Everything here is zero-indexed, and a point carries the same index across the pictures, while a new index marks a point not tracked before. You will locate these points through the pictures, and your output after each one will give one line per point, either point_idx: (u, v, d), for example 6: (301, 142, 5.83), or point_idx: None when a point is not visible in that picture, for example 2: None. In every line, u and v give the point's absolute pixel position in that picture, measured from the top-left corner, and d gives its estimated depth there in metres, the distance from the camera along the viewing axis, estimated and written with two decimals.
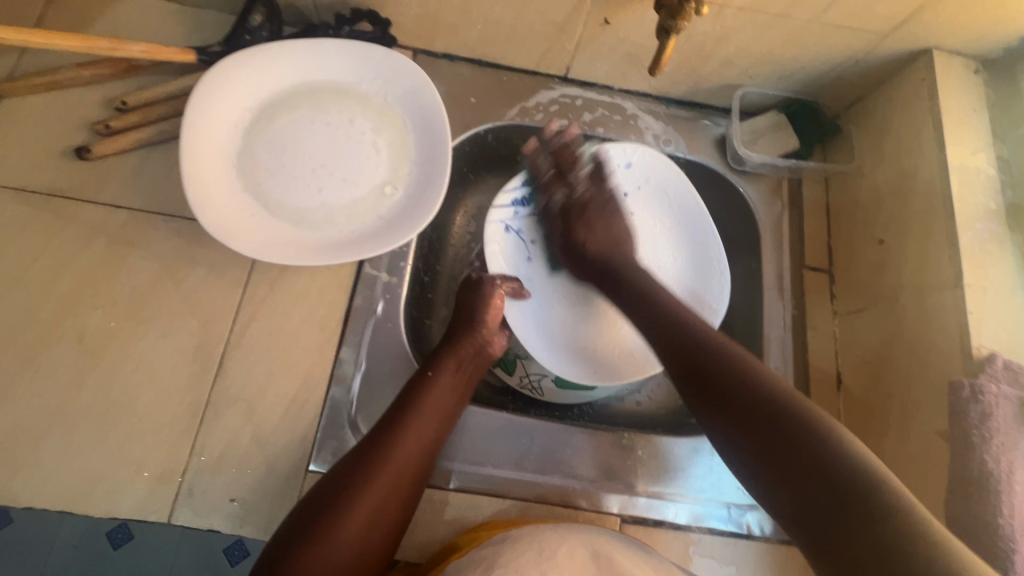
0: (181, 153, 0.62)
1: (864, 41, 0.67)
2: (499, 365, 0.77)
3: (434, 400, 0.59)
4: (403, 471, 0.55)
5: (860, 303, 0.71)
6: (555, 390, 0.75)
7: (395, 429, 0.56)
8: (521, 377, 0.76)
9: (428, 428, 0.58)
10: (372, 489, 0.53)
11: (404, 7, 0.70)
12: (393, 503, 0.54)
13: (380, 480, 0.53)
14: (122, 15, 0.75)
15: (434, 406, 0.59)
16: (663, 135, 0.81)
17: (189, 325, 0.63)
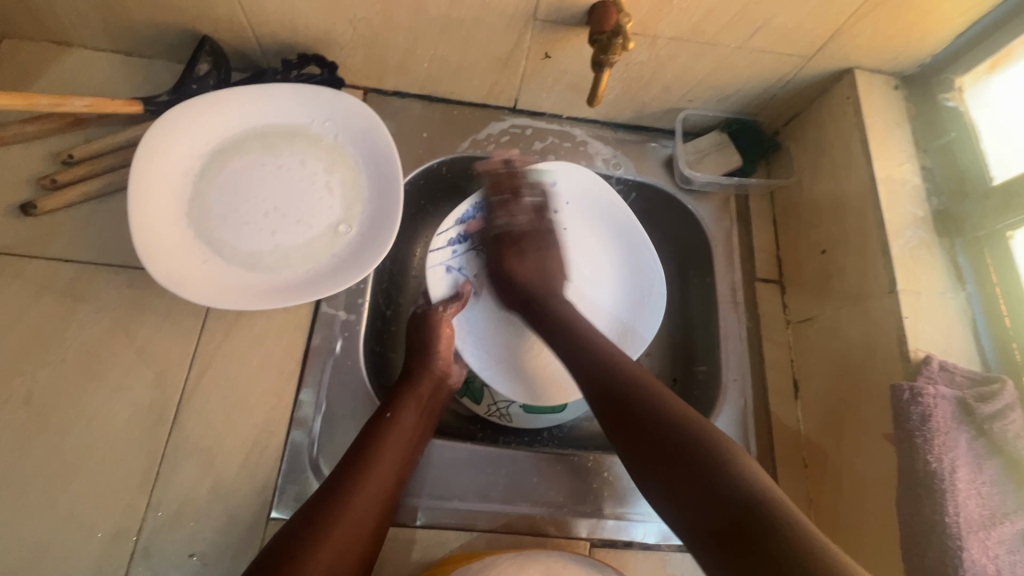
0: (128, 205, 0.62)
1: (790, 64, 0.71)
2: (466, 396, 0.79)
3: (399, 439, 0.60)
4: (370, 511, 0.54)
5: (809, 312, 0.74)
6: (522, 415, 0.78)
7: (362, 470, 0.56)
8: (489, 406, 0.79)
9: (395, 468, 0.58)
10: (340, 533, 0.51)
11: (351, 50, 0.72)
12: (357, 545, 0.52)
13: (347, 521, 0.52)
14: (67, 68, 0.75)
15: (401, 444, 0.60)
16: (613, 159, 0.83)
17: (143, 378, 0.62)
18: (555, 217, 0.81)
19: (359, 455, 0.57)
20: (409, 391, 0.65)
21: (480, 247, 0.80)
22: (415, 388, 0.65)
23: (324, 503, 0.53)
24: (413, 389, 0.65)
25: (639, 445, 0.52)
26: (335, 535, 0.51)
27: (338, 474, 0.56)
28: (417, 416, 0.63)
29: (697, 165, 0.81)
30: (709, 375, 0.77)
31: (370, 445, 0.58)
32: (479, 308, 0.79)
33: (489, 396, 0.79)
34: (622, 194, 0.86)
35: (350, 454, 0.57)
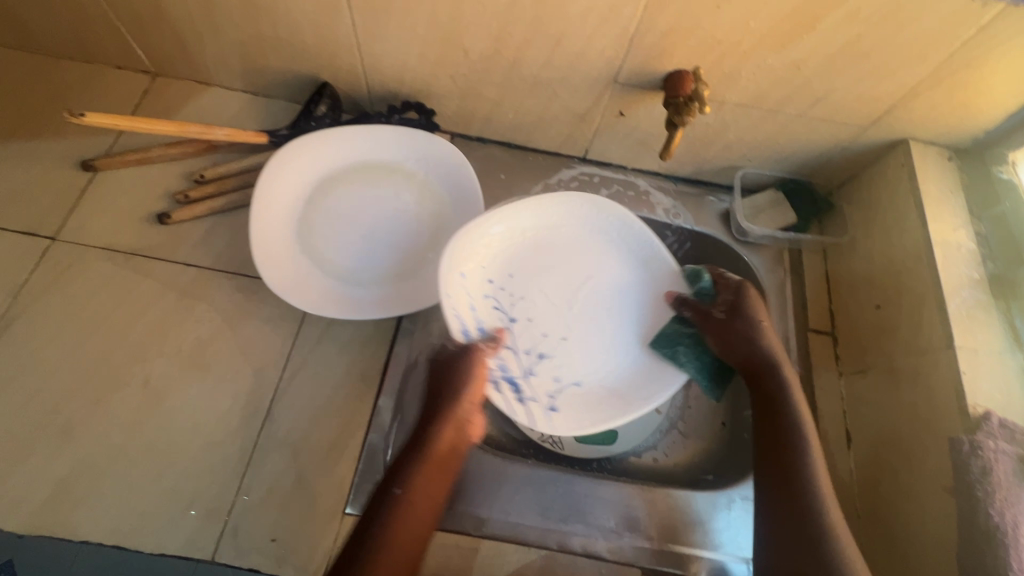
0: (250, 219, 0.71)
1: (847, 132, 0.76)
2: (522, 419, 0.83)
3: (419, 509, 0.56)
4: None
5: (864, 364, 0.76)
6: (575, 443, 0.83)
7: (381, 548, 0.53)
8: (544, 432, 0.83)
9: (415, 536, 0.55)
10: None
11: (446, 99, 0.82)
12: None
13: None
14: (203, 103, 0.87)
15: (421, 517, 0.56)
16: (673, 209, 0.90)
17: (244, 373, 0.69)
18: (494, 287, 0.74)
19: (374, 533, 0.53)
20: (429, 453, 0.59)
21: (524, 373, 0.71)
22: (431, 452, 0.59)
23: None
24: (428, 452, 0.59)
25: (776, 481, 0.62)
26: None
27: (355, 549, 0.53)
28: (432, 482, 0.58)
29: (753, 219, 0.86)
30: None
31: (393, 525, 0.54)
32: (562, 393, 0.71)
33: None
34: (677, 244, 0.91)
35: (365, 528, 0.54)
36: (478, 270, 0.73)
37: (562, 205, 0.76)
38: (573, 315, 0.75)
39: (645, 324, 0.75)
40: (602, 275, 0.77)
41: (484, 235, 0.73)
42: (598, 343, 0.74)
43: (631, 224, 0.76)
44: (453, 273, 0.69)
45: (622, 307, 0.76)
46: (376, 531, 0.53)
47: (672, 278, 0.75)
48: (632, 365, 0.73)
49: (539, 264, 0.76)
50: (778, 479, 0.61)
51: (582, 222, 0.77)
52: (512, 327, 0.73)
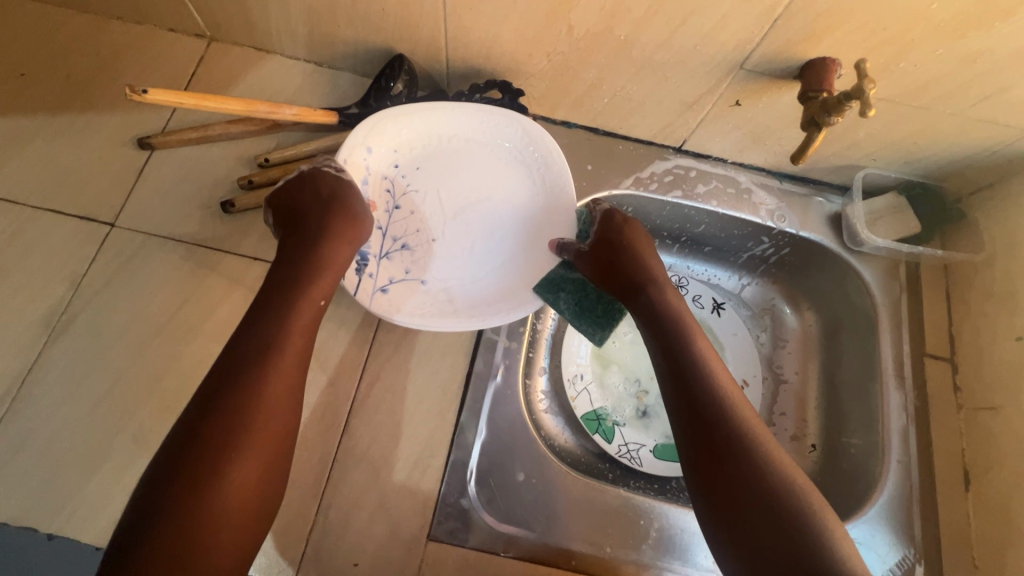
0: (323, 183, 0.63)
1: (1005, 134, 0.66)
2: (599, 433, 0.79)
3: (279, 384, 0.48)
4: (254, 482, 0.45)
5: (992, 400, 0.68)
6: (654, 461, 0.79)
7: (233, 432, 0.45)
8: (620, 447, 0.80)
9: (277, 425, 0.47)
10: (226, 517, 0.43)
11: (536, 79, 0.72)
12: (241, 526, 0.44)
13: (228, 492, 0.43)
14: (263, 73, 0.79)
15: (269, 398, 0.47)
16: (776, 211, 0.80)
17: (319, 381, 0.65)
18: (395, 172, 0.70)
19: (221, 406, 0.45)
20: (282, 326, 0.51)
21: (379, 254, 0.66)
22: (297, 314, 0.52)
23: (194, 463, 0.43)
24: (288, 315, 0.52)
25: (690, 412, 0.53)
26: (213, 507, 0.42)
27: (200, 427, 0.45)
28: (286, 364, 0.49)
29: (872, 227, 0.77)
30: (865, 450, 0.72)
31: (239, 394, 0.46)
32: (412, 290, 0.65)
33: (621, 437, 0.80)
34: (777, 246, 0.83)
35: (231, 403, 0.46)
36: (386, 153, 0.70)
37: (492, 115, 0.72)
38: (453, 217, 0.70)
39: (531, 265, 0.68)
40: (510, 194, 0.71)
41: (413, 124, 0.71)
42: (469, 261, 0.68)
43: (550, 154, 0.71)
44: (357, 147, 0.67)
45: (502, 232, 0.70)
46: (215, 411, 0.45)
47: (566, 218, 0.70)
48: (493, 288, 0.67)
49: (464, 167, 0.72)
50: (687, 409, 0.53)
51: (515, 146, 0.73)
52: (392, 211, 0.69)
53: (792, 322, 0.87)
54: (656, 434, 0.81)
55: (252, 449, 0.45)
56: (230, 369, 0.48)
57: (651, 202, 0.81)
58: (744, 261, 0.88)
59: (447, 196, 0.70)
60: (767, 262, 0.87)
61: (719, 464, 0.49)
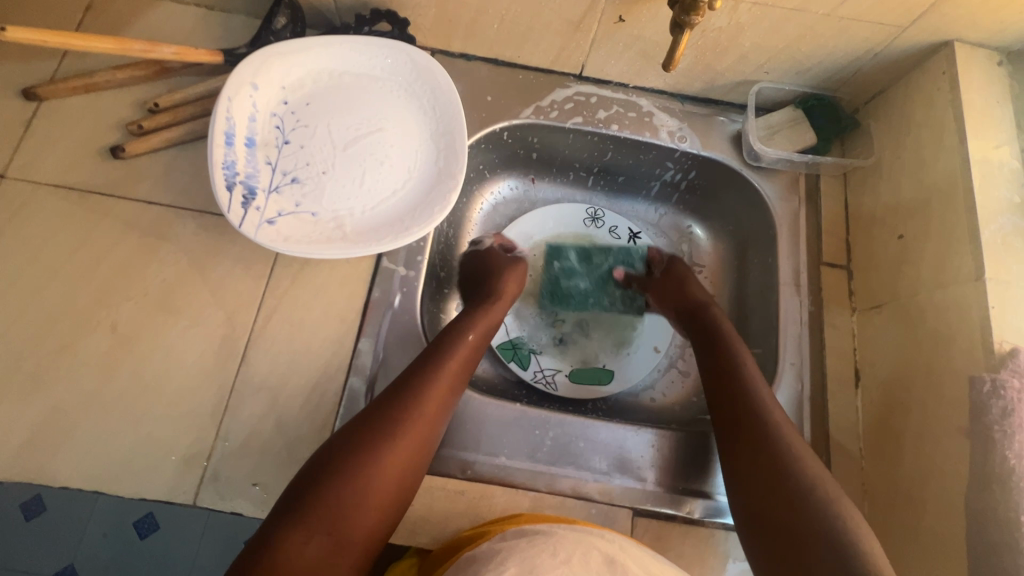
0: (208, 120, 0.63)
1: (881, 34, 0.66)
2: (514, 360, 0.80)
3: (419, 421, 0.57)
4: (394, 484, 0.54)
5: (878, 298, 0.70)
6: (569, 385, 0.81)
7: (385, 439, 0.55)
8: (536, 373, 0.81)
9: (405, 454, 0.55)
10: (358, 509, 0.52)
11: (422, 8, 0.72)
12: (376, 518, 0.53)
13: (375, 489, 0.53)
14: (153, 20, 0.78)
15: (427, 415, 0.58)
16: (678, 132, 0.80)
17: (216, 316, 0.66)
18: (285, 109, 0.70)
19: (393, 417, 0.56)
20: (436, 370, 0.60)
21: (268, 189, 0.66)
22: (451, 349, 0.63)
23: (353, 463, 0.53)
24: (442, 359, 0.62)
25: (738, 429, 0.59)
26: (360, 500, 0.52)
27: (365, 434, 0.55)
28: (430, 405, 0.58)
29: (768, 141, 0.77)
30: (764, 357, 0.75)
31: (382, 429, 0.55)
32: (304, 223, 0.66)
33: (536, 364, 0.82)
34: (684, 169, 0.84)
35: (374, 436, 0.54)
36: (275, 91, 0.70)
37: (382, 47, 0.72)
38: (347, 151, 0.70)
39: (425, 192, 0.69)
40: (404, 125, 0.72)
41: (302, 61, 0.71)
42: (363, 193, 0.68)
43: (440, 84, 0.71)
44: (241, 85, 0.67)
45: (397, 163, 0.70)
46: (360, 440, 0.54)
47: (459, 143, 0.70)
48: (388, 217, 0.68)
49: (357, 101, 0.72)
50: (732, 424, 0.60)
51: (406, 80, 0.73)
52: (282, 148, 0.69)
53: (705, 245, 0.88)
54: (572, 360, 0.83)
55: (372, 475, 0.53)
56: (392, 402, 0.57)
57: (554, 130, 0.81)
58: (656, 189, 0.89)
59: (340, 130, 0.70)
60: (678, 189, 0.87)
61: (766, 476, 0.55)
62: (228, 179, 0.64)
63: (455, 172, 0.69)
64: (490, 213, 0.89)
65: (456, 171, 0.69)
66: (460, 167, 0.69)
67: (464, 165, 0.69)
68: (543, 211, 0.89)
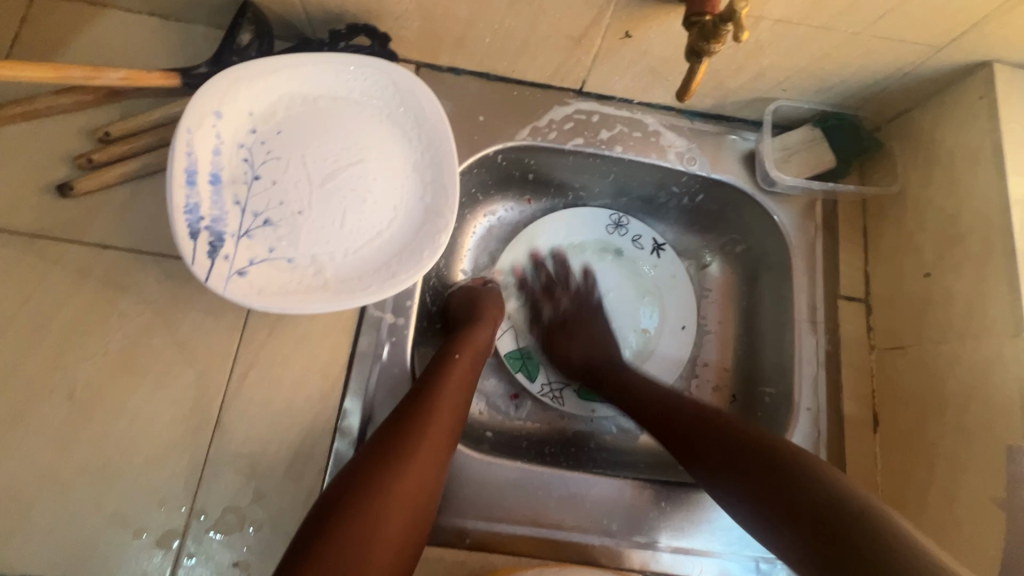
0: (167, 158, 0.56)
1: (916, 53, 0.60)
2: (522, 371, 0.77)
3: (428, 448, 0.54)
4: (405, 518, 0.50)
5: (901, 340, 0.65)
6: (577, 400, 0.77)
7: (391, 474, 0.51)
8: (543, 387, 0.77)
9: (419, 483, 0.52)
10: (377, 541, 0.48)
11: (405, 20, 0.64)
12: (393, 556, 0.49)
13: (388, 524, 0.49)
14: (98, 31, 0.69)
15: (435, 441, 0.55)
16: (687, 153, 0.74)
17: (185, 376, 0.60)
18: (253, 139, 0.62)
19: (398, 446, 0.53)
20: (439, 395, 0.58)
21: (237, 233, 0.59)
22: (450, 373, 0.61)
23: (358, 498, 0.49)
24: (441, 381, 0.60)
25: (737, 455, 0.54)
26: (373, 536, 0.48)
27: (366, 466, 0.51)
28: (439, 429, 0.56)
29: (783, 164, 0.71)
30: (778, 398, 0.70)
31: (392, 456, 0.52)
32: (280, 271, 0.59)
33: (544, 375, 0.78)
34: (691, 190, 0.78)
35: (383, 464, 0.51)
36: (241, 119, 0.62)
37: (360, 68, 0.64)
38: (324, 186, 0.63)
39: (413, 232, 0.63)
40: (387, 156, 0.65)
41: (271, 85, 0.63)
42: (344, 234, 0.62)
43: (426, 110, 0.65)
44: (202, 115, 0.59)
45: (380, 199, 0.64)
46: (372, 469, 0.51)
47: (448, 177, 0.64)
48: (372, 261, 0.61)
49: (334, 129, 0.64)
50: (723, 451, 0.56)
51: (389, 105, 0.66)
52: (252, 184, 0.61)
53: (712, 269, 0.83)
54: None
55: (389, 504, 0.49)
56: (399, 429, 0.54)
57: (552, 152, 0.75)
58: (660, 210, 0.83)
59: (316, 163, 0.63)
60: (685, 211, 0.82)
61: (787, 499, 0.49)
62: (192, 226, 0.56)
63: (446, 209, 0.63)
64: (485, 237, 0.82)
65: (447, 207, 0.63)
66: (451, 204, 0.63)
67: (455, 201, 0.62)
68: (564, 217, 0.82)
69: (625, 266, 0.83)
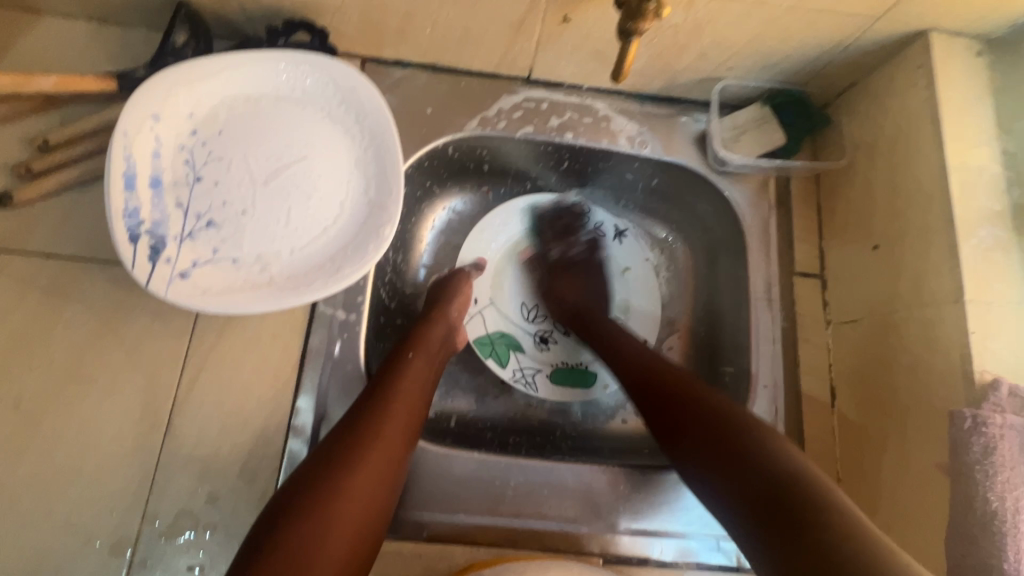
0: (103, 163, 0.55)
1: (853, 25, 0.60)
2: (492, 356, 0.77)
3: (386, 443, 0.53)
4: (363, 513, 0.49)
5: (854, 313, 0.65)
6: (549, 385, 0.78)
7: (346, 467, 0.50)
8: (515, 372, 0.77)
9: (376, 476, 0.51)
10: (332, 536, 0.47)
11: (343, 14, 0.64)
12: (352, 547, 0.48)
13: (346, 518, 0.48)
14: (34, 38, 0.68)
15: (392, 434, 0.54)
16: (638, 137, 0.74)
17: (135, 382, 0.59)
18: (194, 140, 0.62)
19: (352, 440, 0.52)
20: (396, 391, 0.57)
21: (180, 236, 0.58)
22: (406, 366, 0.60)
23: (313, 492, 0.48)
24: (399, 377, 0.58)
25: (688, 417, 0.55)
26: (330, 530, 0.47)
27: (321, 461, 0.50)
28: (398, 424, 0.55)
29: (733, 144, 0.72)
30: (737, 377, 0.70)
31: (348, 450, 0.51)
32: (225, 272, 0.59)
33: (515, 361, 0.78)
34: (646, 174, 0.78)
35: (338, 459, 0.50)
36: (181, 121, 0.61)
37: (301, 66, 0.64)
38: (269, 186, 0.62)
39: (360, 228, 0.62)
40: (332, 154, 0.65)
41: (211, 86, 0.62)
42: (290, 233, 0.61)
43: (370, 106, 0.65)
44: (138, 116, 0.58)
45: (327, 196, 0.63)
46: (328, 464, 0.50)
47: (394, 170, 0.64)
48: (320, 258, 0.61)
49: (277, 128, 0.64)
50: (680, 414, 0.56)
51: (331, 102, 0.65)
52: (193, 186, 0.61)
53: (674, 253, 0.83)
54: (552, 360, 0.79)
55: (345, 498, 0.48)
56: (355, 425, 0.53)
57: (503, 141, 0.74)
58: (618, 195, 0.83)
59: (259, 163, 0.63)
60: (642, 195, 0.82)
61: (730, 465, 0.50)
62: (132, 230, 0.56)
63: (393, 203, 0.63)
64: (443, 230, 0.82)
65: (393, 201, 0.63)
66: (399, 199, 0.63)
67: (401, 195, 0.63)
68: (528, 204, 0.83)
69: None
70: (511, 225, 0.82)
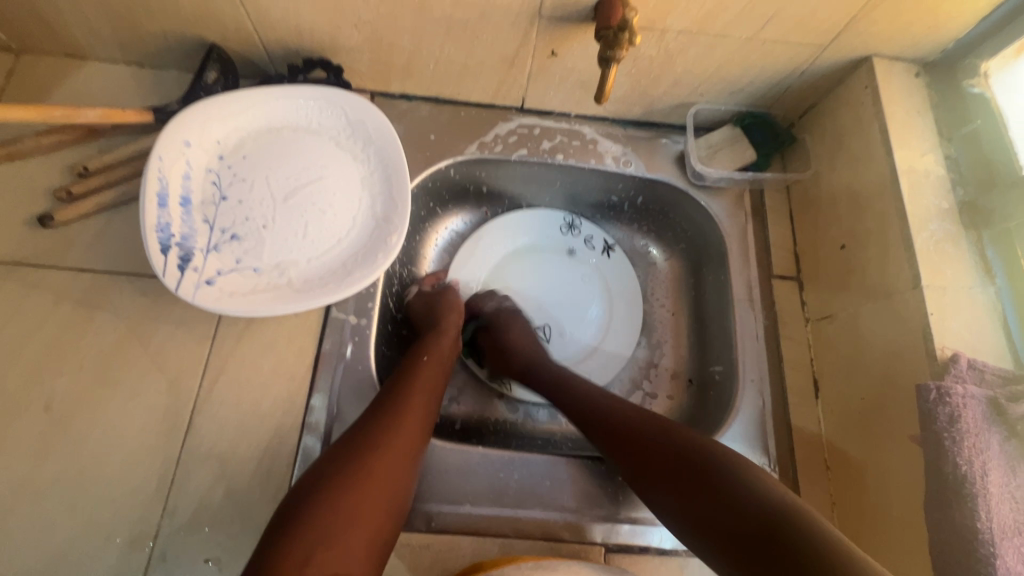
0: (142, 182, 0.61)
1: (804, 53, 0.68)
2: (471, 357, 0.81)
3: (403, 435, 0.57)
4: (384, 497, 0.53)
5: (829, 309, 0.70)
6: None
7: (365, 456, 0.54)
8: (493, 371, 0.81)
9: (395, 464, 0.56)
10: (358, 516, 0.51)
11: (356, 53, 0.72)
12: (376, 526, 0.52)
13: (371, 500, 0.52)
14: (77, 82, 0.75)
15: (409, 426, 0.58)
16: (622, 157, 0.81)
17: (158, 384, 0.63)
18: (221, 164, 0.68)
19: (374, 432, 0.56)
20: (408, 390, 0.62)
21: (207, 248, 0.64)
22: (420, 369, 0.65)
23: (336, 477, 0.52)
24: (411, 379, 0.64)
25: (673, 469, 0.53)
26: (357, 509, 0.51)
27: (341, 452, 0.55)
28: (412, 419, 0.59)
29: (709, 160, 0.78)
30: (726, 374, 0.74)
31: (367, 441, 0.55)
32: (246, 280, 0.64)
33: None
34: (631, 193, 0.85)
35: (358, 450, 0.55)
36: (209, 148, 0.68)
37: (317, 100, 0.72)
38: (287, 203, 0.68)
39: (369, 238, 0.68)
40: (344, 175, 0.71)
41: (238, 117, 0.69)
42: (305, 244, 0.67)
43: (379, 133, 0.72)
44: (172, 143, 0.64)
45: (339, 211, 0.70)
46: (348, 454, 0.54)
47: (401, 187, 0.71)
48: (334, 265, 0.67)
49: (294, 152, 0.71)
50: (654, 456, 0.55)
51: (344, 130, 0.73)
52: (219, 205, 0.67)
53: (661, 264, 0.89)
54: None
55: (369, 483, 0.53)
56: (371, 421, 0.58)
57: (499, 164, 0.82)
58: (607, 212, 0.90)
59: (279, 182, 0.69)
60: (629, 212, 0.88)
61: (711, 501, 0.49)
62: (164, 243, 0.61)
63: (400, 215, 0.69)
64: (445, 247, 0.88)
65: (401, 214, 0.69)
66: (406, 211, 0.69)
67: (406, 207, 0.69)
68: (514, 222, 0.88)
69: (573, 262, 0.88)
70: (496, 242, 0.87)
